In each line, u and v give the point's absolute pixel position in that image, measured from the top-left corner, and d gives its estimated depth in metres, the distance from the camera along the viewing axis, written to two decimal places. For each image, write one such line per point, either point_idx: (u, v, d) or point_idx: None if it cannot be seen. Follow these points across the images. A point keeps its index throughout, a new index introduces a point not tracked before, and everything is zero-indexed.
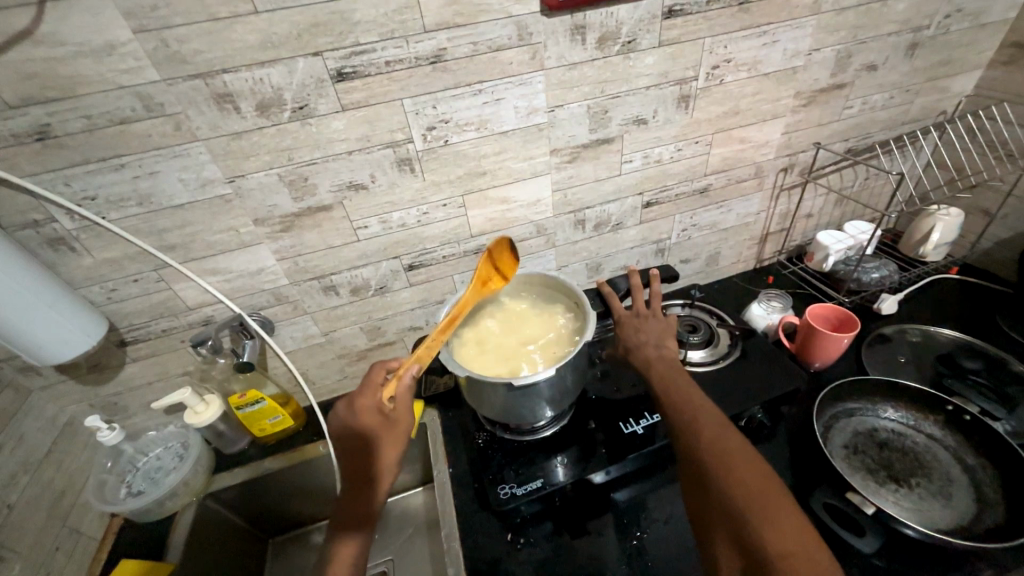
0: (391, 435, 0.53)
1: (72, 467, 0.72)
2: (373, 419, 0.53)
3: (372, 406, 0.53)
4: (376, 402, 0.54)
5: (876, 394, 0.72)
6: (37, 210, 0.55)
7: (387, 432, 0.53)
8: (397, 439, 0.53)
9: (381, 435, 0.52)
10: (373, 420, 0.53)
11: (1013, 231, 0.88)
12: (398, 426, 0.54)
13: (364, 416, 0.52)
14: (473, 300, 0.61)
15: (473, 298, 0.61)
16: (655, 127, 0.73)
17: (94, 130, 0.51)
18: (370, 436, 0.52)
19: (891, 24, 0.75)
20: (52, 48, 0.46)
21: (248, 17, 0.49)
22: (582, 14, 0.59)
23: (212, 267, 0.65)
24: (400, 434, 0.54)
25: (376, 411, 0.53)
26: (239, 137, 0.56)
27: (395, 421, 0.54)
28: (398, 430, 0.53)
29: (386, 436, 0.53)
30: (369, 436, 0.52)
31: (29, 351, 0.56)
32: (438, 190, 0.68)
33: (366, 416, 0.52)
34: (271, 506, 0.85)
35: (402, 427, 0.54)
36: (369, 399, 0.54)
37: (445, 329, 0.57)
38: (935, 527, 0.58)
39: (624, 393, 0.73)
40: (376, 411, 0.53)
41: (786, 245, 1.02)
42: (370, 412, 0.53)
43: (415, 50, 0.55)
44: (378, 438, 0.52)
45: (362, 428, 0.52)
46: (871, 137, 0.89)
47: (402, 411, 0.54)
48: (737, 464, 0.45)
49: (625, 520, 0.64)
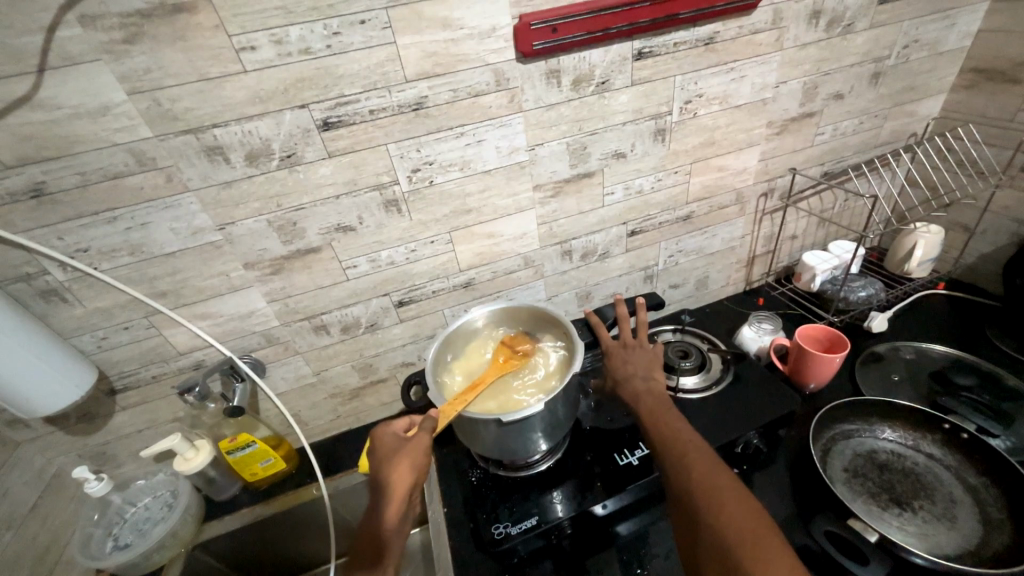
0: (400, 462, 0.53)
1: (59, 519, 0.71)
2: (388, 445, 0.54)
3: (390, 434, 0.55)
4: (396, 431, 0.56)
5: (872, 414, 0.71)
6: (30, 263, 0.56)
7: (400, 456, 0.53)
8: (405, 463, 0.53)
9: (390, 459, 0.53)
10: (388, 444, 0.54)
11: (994, 246, 0.89)
12: (412, 450, 0.53)
13: (381, 443, 0.55)
14: (497, 374, 0.64)
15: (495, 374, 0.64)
16: (633, 160, 0.75)
17: (88, 186, 0.53)
18: (383, 461, 0.53)
19: (853, 57, 0.79)
20: (49, 112, 0.48)
21: (237, 76, 0.52)
22: (556, 60, 0.62)
23: (202, 311, 0.66)
24: (411, 461, 0.53)
25: (393, 440, 0.55)
26: (229, 186, 0.58)
27: (410, 446, 0.54)
28: (407, 455, 0.53)
29: (397, 461, 0.53)
30: (381, 463, 0.53)
31: (18, 405, 0.56)
32: (426, 229, 0.70)
33: (383, 444, 0.54)
34: (262, 556, 0.82)
35: (414, 453, 0.53)
36: (390, 428, 0.56)
37: (468, 392, 0.60)
38: (942, 553, 0.56)
39: (618, 423, 0.73)
40: (393, 439, 0.55)
41: (774, 266, 1.03)
42: (387, 439, 0.55)
43: (397, 98, 0.58)
44: (389, 464, 0.53)
45: (379, 455, 0.54)
46: (845, 160, 0.92)
47: (417, 437, 0.54)
48: (727, 500, 0.44)
49: (626, 557, 0.62)
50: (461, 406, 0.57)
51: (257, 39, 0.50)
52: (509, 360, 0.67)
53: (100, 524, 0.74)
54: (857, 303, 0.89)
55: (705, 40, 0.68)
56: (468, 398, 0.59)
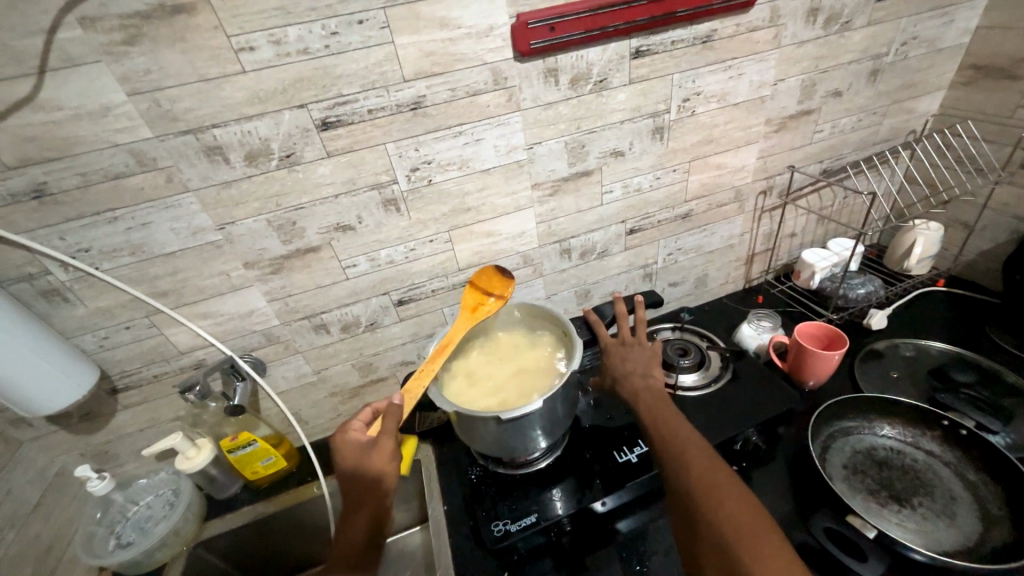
0: (374, 464, 0.53)
1: (61, 518, 0.72)
2: (354, 451, 0.53)
3: (353, 440, 0.54)
4: (358, 434, 0.55)
5: (871, 411, 0.71)
6: (33, 263, 0.56)
7: (371, 461, 0.53)
8: (379, 466, 0.53)
9: (362, 466, 0.53)
10: (355, 452, 0.53)
11: (994, 242, 0.89)
12: (382, 449, 0.54)
13: (346, 450, 0.54)
14: (465, 327, 0.65)
15: (463, 327, 0.65)
16: (632, 158, 0.76)
17: (89, 187, 0.53)
18: (355, 469, 0.53)
19: (851, 54, 0.79)
20: (51, 113, 0.49)
21: (237, 76, 0.52)
22: (554, 59, 0.63)
23: (204, 311, 0.66)
24: (384, 458, 0.53)
25: (357, 445, 0.54)
26: (229, 186, 0.58)
27: (378, 446, 0.54)
28: (380, 458, 0.53)
29: (371, 462, 0.53)
30: (354, 470, 0.53)
31: (20, 404, 0.57)
32: (424, 228, 0.70)
33: (349, 452, 0.54)
34: (263, 554, 0.82)
35: (384, 454, 0.54)
36: (350, 433, 0.55)
37: (436, 356, 0.61)
38: (942, 550, 0.56)
39: (617, 421, 0.73)
40: (358, 444, 0.54)
41: (773, 265, 1.03)
42: (351, 445, 0.54)
43: (395, 97, 0.58)
44: (362, 470, 0.53)
45: (348, 462, 0.53)
46: (844, 157, 0.92)
47: (384, 438, 0.54)
48: (726, 496, 0.45)
49: (626, 554, 0.63)
50: (427, 378, 0.59)
51: (256, 40, 0.51)
52: (478, 309, 0.67)
53: (102, 523, 0.74)
54: (856, 300, 0.89)
55: (703, 39, 0.68)
56: (435, 366, 0.60)
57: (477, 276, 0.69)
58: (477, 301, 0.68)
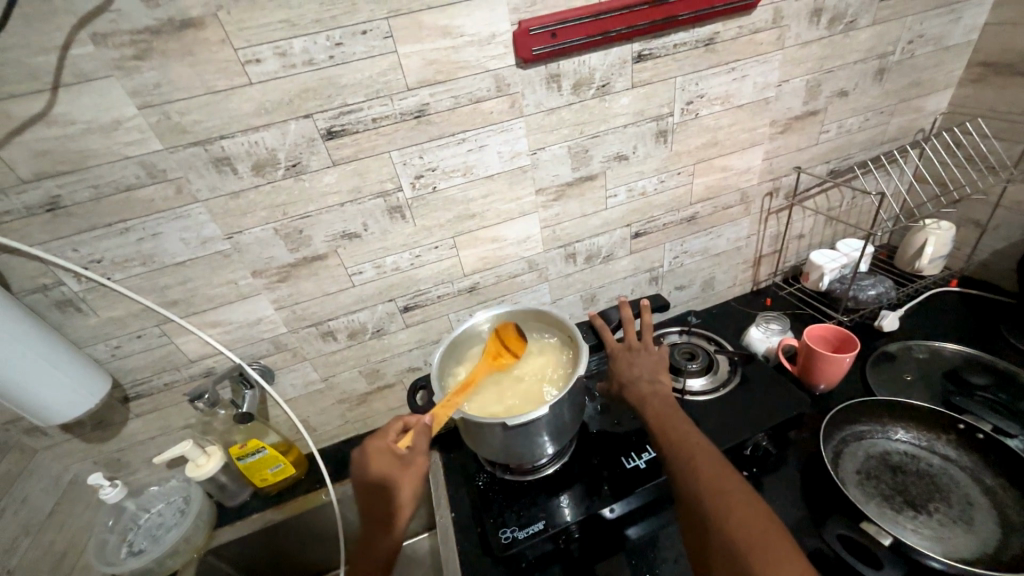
0: (404, 479, 0.54)
1: (74, 526, 0.73)
2: (388, 464, 0.54)
3: (387, 452, 0.54)
4: (390, 446, 0.55)
5: (883, 414, 0.70)
6: (46, 274, 0.58)
7: (402, 475, 0.54)
8: (409, 481, 0.54)
9: (393, 479, 0.53)
10: (387, 464, 0.54)
11: (1008, 241, 0.88)
12: (415, 467, 0.55)
13: (377, 461, 0.54)
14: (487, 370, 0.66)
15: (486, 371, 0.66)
16: (636, 162, 0.75)
17: (101, 199, 0.54)
18: (384, 481, 0.53)
19: (856, 54, 0.78)
20: (64, 128, 0.50)
21: (243, 88, 0.53)
22: (556, 64, 0.63)
23: (213, 319, 0.67)
24: (414, 475, 0.54)
25: (389, 458, 0.54)
26: (237, 197, 0.59)
27: (412, 463, 0.55)
28: (410, 473, 0.54)
29: (401, 478, 0.54)
30: (383, 482, 0.53)
31: (33, 412, 0.57)
32: (429, 234, 0.70)
33: (381, 463, 0.54)
34: (272, 561, 0.82)
35: (416, 469, 0.55)
36: (384, 444, 0.55)
37: (458, 393, 0.61)
38: (960, 557, 0.55)
39: (625, 426, 0.73)
40: (391, 457, 0.54)
41: (781, 266, 1.02)
42: (384, 457, 0.54)
43: (399, 106, 0.59)
44: (391, 483, 0.53)
45: (378, 473, 0.53)
46: (851, 157, 0.91)
47: (417, 454, 0.55)
48: (735, 502, 0.44)
49: (636, 561, 0.62)
50: (451, 409, 0.58)
51: (262, 52, 0.51)
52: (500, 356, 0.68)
53: (114, 530, 0.75)
54: (867, 302, 0.88)
55: (705, 42, 0.68)
56: (457, 401, 0.60)
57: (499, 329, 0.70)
58: (498, 349, 0.69)
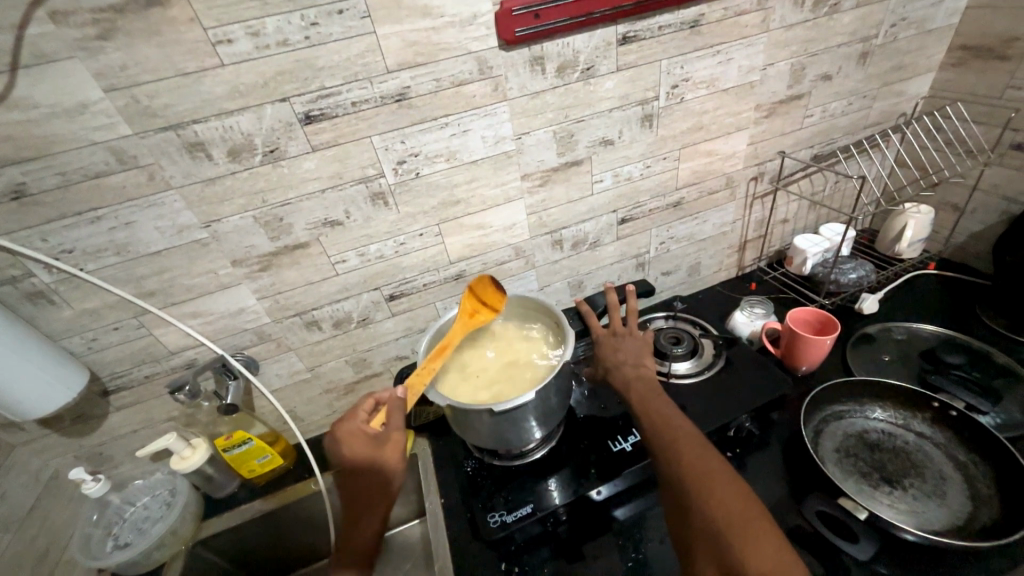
0: (384, 457, 0.55)
1: (57, 520, 0.72)
2: (362, 445, 0.54)
3: (360, 434, 0.55)
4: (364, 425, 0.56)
5: (862, 395, 0.72)
6: (15, 265, 0.56)
7: (380, 454, 0.55)
8: (388, 461, 0.55)
9: (373, 460, 0.54)
10: (361, 445, 0.54)
11: (984, 224, 0.89)
12: (390, 441, 0.55)
13: (352, 443, 0.55)
14: (461, 330, 0.63)
15: (461, 330, 0.64)
16: (622, 147, 0.75)
17: (70, 186, 0.53)
18: (365, 461, 0.54)
19: (840, 36, 0.78)
20: (26, 112, 0.48)
21: (215, 70, 0.51)
22: (539, 46, 0.62)
23: (192, 310, 0.66)
24: (393, 452, 0.55)
25: (364, 437, 0.55)
26: (213, 183, 0.57)
27: (389, 440, 0.55)
28: (388, 451, 0.55)
29: (379, 457, 0.55)
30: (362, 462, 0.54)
31: (8, 408, 0.56)
32: (414, 221, 0.69)
33: (356, 445, 0.54)
34: (263, 550, 0.82)
35: (394, 446, 0.55)
36: (357, 425, 0.56)
37: (435, 357, 0.60)
38: (932, 529, 0.57)
39: (612, 410, 0.73)
40: (366, 437, 0.55)
41: (765, 251, 1.04)
42: (358, 437, 0.55)
43: (379, 89, 0.57)
44: (372, 462, 0.55)
45: (355, 454, 0.54)
46: (834, 142, 0.92)
47: (392, 432, 0.55)
48: (715, 483, 0.45)
49: (624, 541, 0.63)
50: (427, 379, 0.58)
51: (234, 32, 0.50)
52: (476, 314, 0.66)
53: (99, 524, 0.74)
54: (848, 284, 0.89)
55: (690, 23, 0.67)
56: (434, 365, 0.60)
57: (475, 286, 0.66)
58: (474, 307, 0.66)
